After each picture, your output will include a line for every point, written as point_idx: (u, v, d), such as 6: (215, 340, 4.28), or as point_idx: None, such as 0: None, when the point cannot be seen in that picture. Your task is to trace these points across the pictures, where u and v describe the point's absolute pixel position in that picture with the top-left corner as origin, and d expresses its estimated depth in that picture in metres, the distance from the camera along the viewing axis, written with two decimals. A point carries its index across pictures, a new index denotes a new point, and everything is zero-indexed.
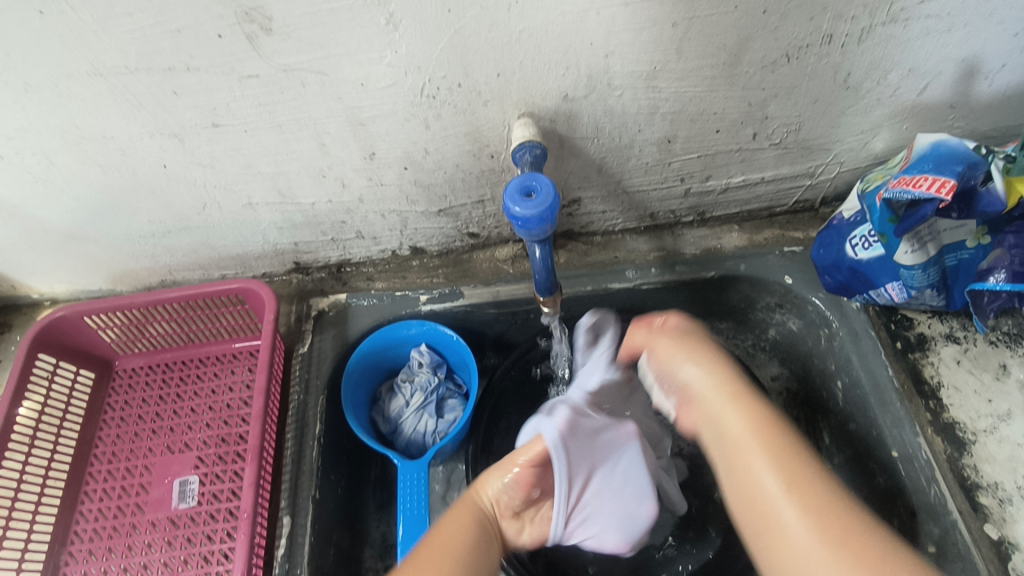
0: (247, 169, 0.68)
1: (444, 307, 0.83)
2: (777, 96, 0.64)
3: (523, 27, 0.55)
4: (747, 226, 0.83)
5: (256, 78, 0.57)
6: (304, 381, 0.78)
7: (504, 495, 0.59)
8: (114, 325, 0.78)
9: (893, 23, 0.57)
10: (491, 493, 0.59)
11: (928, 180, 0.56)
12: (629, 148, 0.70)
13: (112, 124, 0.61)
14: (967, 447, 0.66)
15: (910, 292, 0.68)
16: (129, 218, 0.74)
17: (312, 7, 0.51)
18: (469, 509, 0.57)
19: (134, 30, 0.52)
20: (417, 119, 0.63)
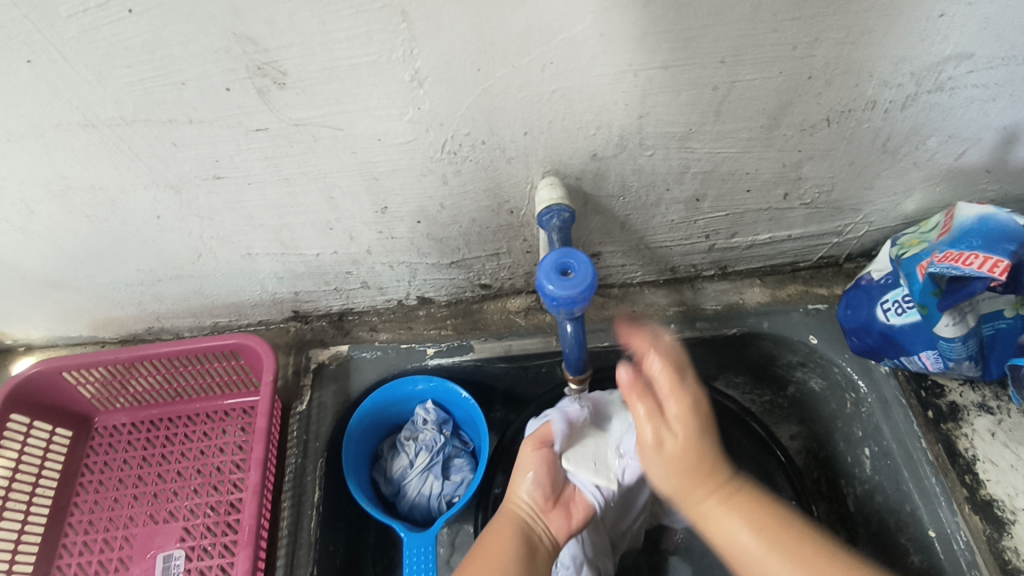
0: (248, 221, 0.64)
1: (453, 361, 0.78)
2: (812, 157, 0.61)
3: (555, 87, 0.51)
4: (770, 281, 0.80)
5: (265, 132, 0.53)
6: (302, 442, 0.73)
7: (537, 491, 0.59)
8: (94, 380, 0.72)
9: (939, 91, 0.55)
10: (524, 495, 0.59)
11: (978, 258, 0.53)
12: (655, 207, 0.67)
13: (103, 175, 0.56)
14: (1005, 527, 0.63)
15: (946, 362, 0.65)
16: (117, 266, 0.69)
17: (330, 63, 0.47)
18: (510, 520, 0.57)
19: (133, 82, 0.47)
20: (435, 175, 0.59)
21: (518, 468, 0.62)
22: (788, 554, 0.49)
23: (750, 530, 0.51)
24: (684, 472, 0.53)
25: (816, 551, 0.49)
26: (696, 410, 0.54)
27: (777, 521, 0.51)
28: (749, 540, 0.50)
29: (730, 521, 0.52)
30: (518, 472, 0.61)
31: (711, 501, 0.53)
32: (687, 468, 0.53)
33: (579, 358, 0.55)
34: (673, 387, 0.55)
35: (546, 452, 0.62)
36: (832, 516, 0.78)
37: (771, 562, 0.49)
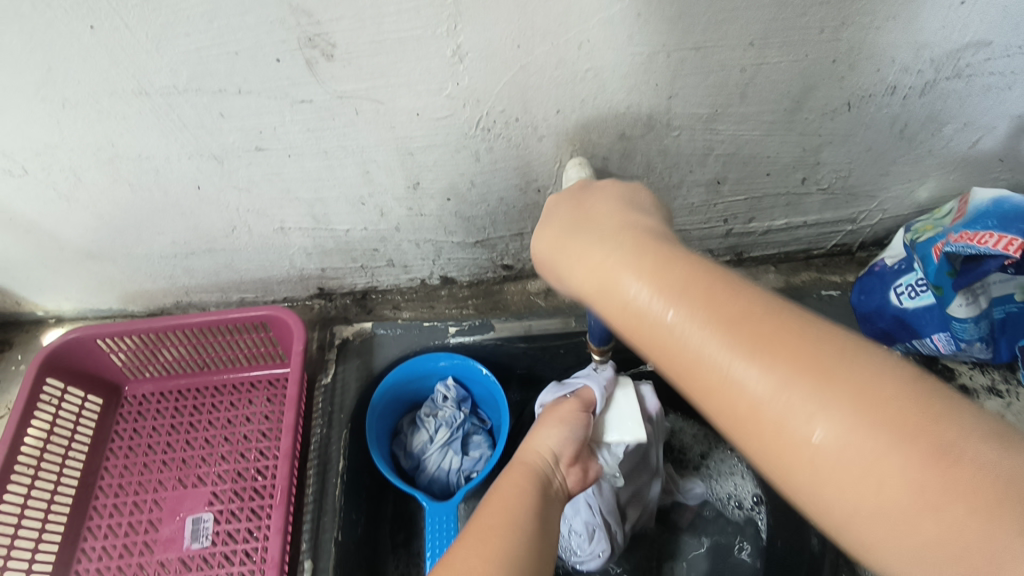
0: (284, 194, 0.66)
1: (474, 340, 0.80)
2: (832, 142, 0.64)
3: (590, 66, 0.53)
4: (784, 268, 0.83)
5: (309, 104, 0.55)
6: (327, 414, 0.75)
7: (560, 446, 0.59)
8: (126, 349, 0.74)
9: (957, 78, 0.57)
10: (545, 448, 0.59)
11: (994, 237, 0.55)
12: (677, 188, 0.69)
13: (150, 143, 0.58)
14: None
15: (958, 344, 0.67)
16: (153, 238, 0.71)
17: (378, 36, 0.49)
18: (530, 466, 0.56)
19: (189, 51, 0.50)
20: (468, 151, 0.61)
21: (542, 426, 0.62)
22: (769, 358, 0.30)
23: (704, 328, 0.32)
24: (621, 253, 0.37)
25: (768, 321, 0.31)
26: (611, 241, 0.39)
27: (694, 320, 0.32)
28: (677, 317, 0.33)
29: (614, 271, 0.37)
30: (540, 431, 0.61)
31: (670, 318, 0.33)
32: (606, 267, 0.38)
33: None
34: (657, 232, 0.40)
35: (576, 413, 0.62)
36: None
37: (699, 376, 0.32)
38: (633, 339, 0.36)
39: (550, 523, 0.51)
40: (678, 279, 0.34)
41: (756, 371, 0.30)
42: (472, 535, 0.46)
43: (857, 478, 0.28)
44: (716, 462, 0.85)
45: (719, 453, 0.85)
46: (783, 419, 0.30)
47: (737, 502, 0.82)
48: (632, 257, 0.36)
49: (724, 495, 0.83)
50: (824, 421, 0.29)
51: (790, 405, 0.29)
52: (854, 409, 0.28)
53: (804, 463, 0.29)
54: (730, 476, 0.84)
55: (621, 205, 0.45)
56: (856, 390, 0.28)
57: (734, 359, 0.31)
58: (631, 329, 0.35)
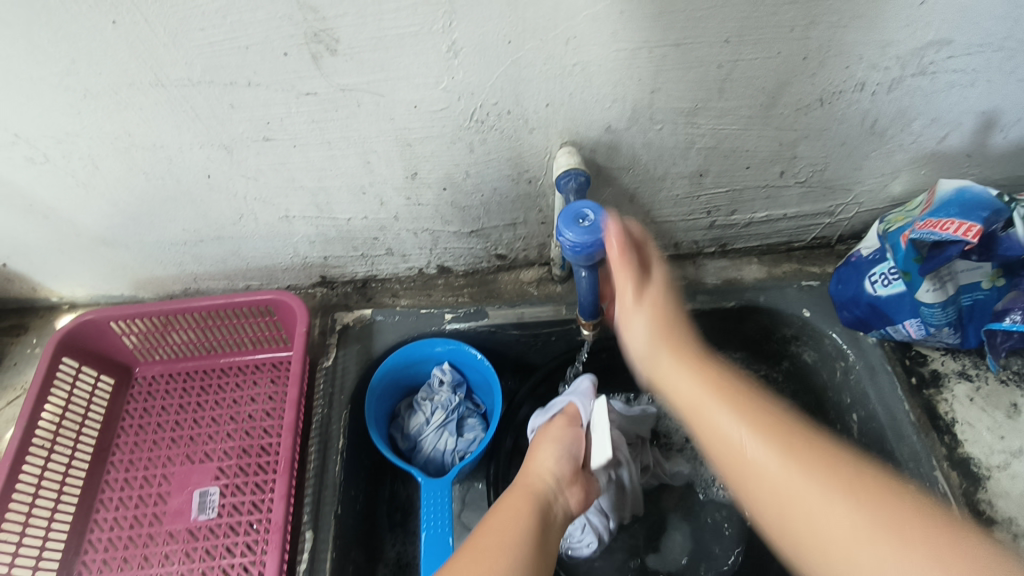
0: (289, 183, 0.69)
1: (469, 326, 0.83)
2: (807, 137, 0.67)
3: (577, 61, 0.57)
4: (767, 260, 0.86)
5: (315, 96, 0.59)
6: (327, 395, 0.78)
7: (557, 468, 0.65)
8: (137, 331, 0.78)
9: (921, 75, 0.61)
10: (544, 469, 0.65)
11: (955, 224, 0.59)
12: (662, 180, 0.72)
13: (165, 133, 0.62)
14: (982, 482, 0.68)
15: (928, 330, 0.71)
16: (164, 225, 0.74)
17: (379, 32, 0.53)
18: (528, 493, 0.61)
19: (204, 45, 0.54)
20: (463, 142, 0.65)
21: (540, 443, 0.68)
22: (799, 463, 0.48)
23: (753, 426, 0.50)
24: (670, 348, 0.55)
25: (847, 480, 0.46)
26: (656, 328, 0.56)
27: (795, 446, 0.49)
28: (764, 458, 0.49)
29: (656, 355, 0.55)
30: (538, 450, 0.67)
31: (762, 460, 0.49)
32: (678, 345, 0.55)
33: (588, 305, 0.59)
34: (697, 354, 0.55)
35: (569, 432, 0.69)
36: None
37: (742, 468, 0.50)
38: (690, 415, 0.53)
39: (545, 552, 0.56)
40: (717, 382, 0.53)
41: (752, 439, 0.50)
42: (467, 555, 0.53)
43: (793, 510, 0.47)
44: (699, 445, 0.89)
45: None
46: (786, 505, 0.47)
47: (720, 484, 0.86)
48: (694, 376, 0.54)
49: (708, 476, 0.87)
50: (841, 519, 0.44)
51: (783, 482, 0.47)
52: (880, 527, 0.43)
53: (770, 489, 0.48)
54: (712, 459, 0.88)
55: (632, 273, 0.54)
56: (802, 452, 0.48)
57: (773, 459, 0.48)
58: (690, 405, 0.53)
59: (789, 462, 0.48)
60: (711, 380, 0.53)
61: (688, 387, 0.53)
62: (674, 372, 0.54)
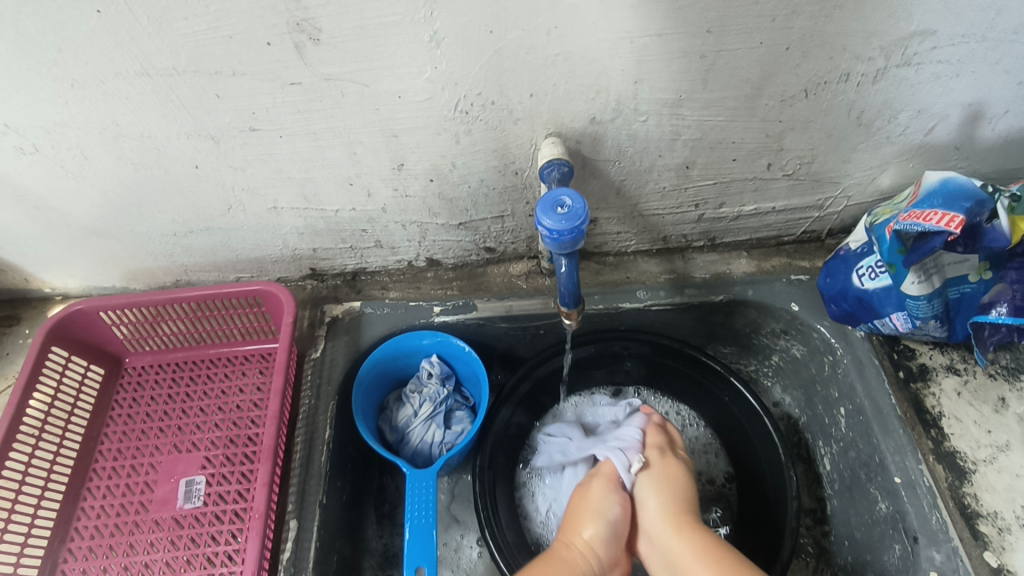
0: (277, 174, 0.70)
1: (458, 319, 0.83)
2: (793, 129, 0.67)
3: (559, 51, 0.57)
4: (755, 254, 0.86)
5: (299, 85, 0.59)
6: (315, 386, 0.78)
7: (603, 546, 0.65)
8: (127, 322, 0.78)
9: (906, 66, 0.61)
10: (589, 541, 0.65)
11: (937, 215, 0.58)
12: (648, 172, 0.72)
13: (152, 123, 0.62)
14: (968, 476, 0.68)
15: (914, 322, 0.70)
16: (153, 216, 0.75)
17: (361, 21, 0.53)
18: (574, 565, 0.62)
19: (188, 34, 0.54)
20: (448, 133, 0.65)
21: (591, 509, 0.67)
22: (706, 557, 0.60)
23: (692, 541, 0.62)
24: (665, 487, 0.68)
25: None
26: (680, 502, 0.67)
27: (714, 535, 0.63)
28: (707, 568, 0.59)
29: (643, 492, 0.68)
30: (582, 513, 0.67)
31: None
32: (680, 492, 0.68)
33: (569, 294, 0.59)
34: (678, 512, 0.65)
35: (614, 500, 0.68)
36: (810, 476, 0.83)
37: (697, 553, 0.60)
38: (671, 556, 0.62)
39: None
40: (681, 503, 0.66)
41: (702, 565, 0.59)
42: None
43: None
44: (690, 439, 0.90)
45: (693, 430, 0.91)
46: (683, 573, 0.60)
47: (709, 478, 0.88)
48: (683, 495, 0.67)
49: (698, 471, 0.88)
50: None
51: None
52: None
53: None
54: (704, 454, 0.89)
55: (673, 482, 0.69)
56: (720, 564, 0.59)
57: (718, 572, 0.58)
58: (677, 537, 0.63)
59: (704, 560, 0.59)
60: (679, 507, 0.66)
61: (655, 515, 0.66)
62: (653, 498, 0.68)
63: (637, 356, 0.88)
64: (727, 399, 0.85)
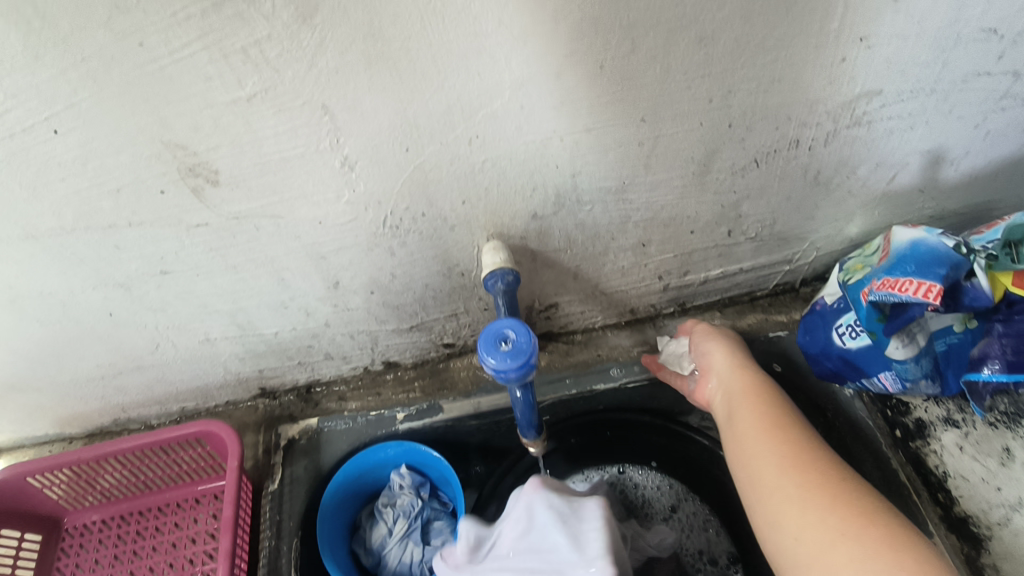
0: (202, 309, 0.64)
1: (423, 423, 0.78)
2: (748, 196, 0.63)
3: (485, 158, 0.52)
4: (729, 313, 0.82)
5: (206, 226, 0.54)
6: (275, 524, 0.71)
7: None
8: (61, 482, 0.71)
9: (857, 125, 0.57)
10: None
11: (913, 284, 0.54)
12: (604, 255, 0.68)
13: (50, 281, 0.56)
14: (982, 544, 0.62)
15: (905, 383, 0.66)
16: (75, 364, 0.68)
17: (260, 158, 0.48)
18: None
19: (69, 194, 0.48)
20: (381, 248, 0.60)
21: None
22: (776, 436, 0.53)
23: (765, 421, 0.55)
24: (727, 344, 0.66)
25: (810, 473, 0.49)
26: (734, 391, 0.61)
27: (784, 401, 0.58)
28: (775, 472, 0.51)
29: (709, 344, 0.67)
30: None
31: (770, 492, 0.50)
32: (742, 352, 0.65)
33: (528, 423, 0.54)
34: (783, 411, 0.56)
35: None
36: None
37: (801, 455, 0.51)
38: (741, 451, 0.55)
39: None
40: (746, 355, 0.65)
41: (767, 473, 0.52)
42: None
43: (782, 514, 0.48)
44: (687, 516, 0.80)
45: (689, 505, 0.81)
46: (751, 465, 0.53)
47: (711, 559, 0.78)
48: (745, 352, 0.65)
49: (700, 552, 0.78)
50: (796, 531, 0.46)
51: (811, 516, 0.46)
52: (803, 481, 0.49)
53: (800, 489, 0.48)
54: (704, 532, 0.79)
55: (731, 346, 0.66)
56: (810, 468, 0.49)
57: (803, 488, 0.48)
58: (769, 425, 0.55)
59: (774, 428, 0.54)
60: (744, 359, 0.64)
61: (723, 365, 0.64)
62: (715, 346, 0.67)
63: (624, 438, 0.82)
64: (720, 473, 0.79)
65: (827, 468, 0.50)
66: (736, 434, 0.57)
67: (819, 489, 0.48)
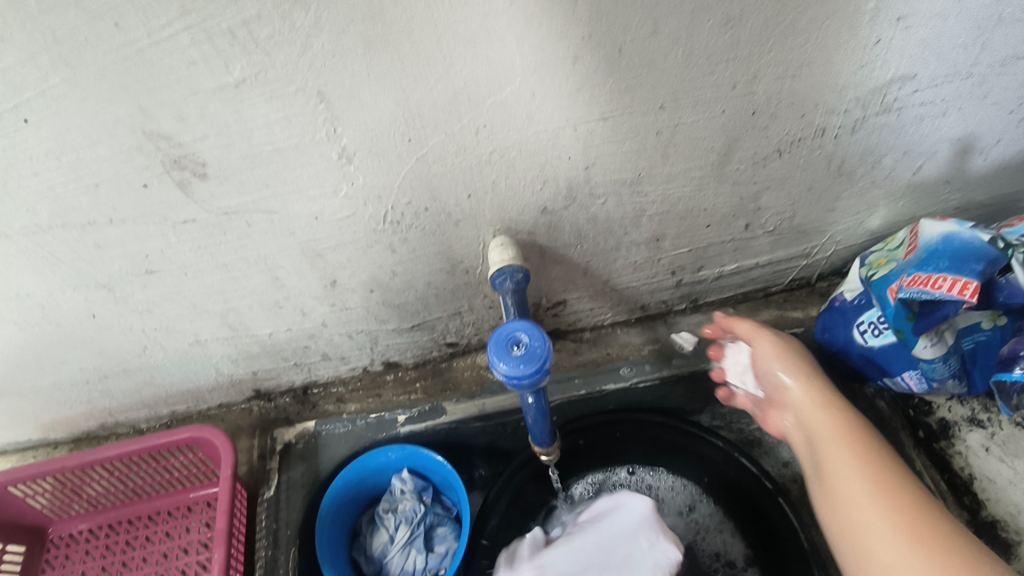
0: (191, 310, 0.60)
1: (426, 426, 0.74)
2: (769, 188, 0.60)
3: (493, 148, 0.49)
4: (743, 309, 0.79)
5: (193, 223, 0.50)
6: (272, 533, 0.68)
7: None
8: (44, 491, 0.67)
9: (887, 112, 0.53)
10: None
11: (948, 281, 0.51)
12: (615, 250, 0.64)
13: (27, 282, 0.53)
14: (1011, 550, 0.60)
15: (930, 383, 0.63)
16: (57, 368, 0.65)
17: (251, 149, 0.45)
18: None
19: (42, 190, 0.44)
20: (382, 245, 0.57)
21: None
22: (882, 492, 0.48)
23: (864, 473, 0.50)
24: (794, 363, 0.59)
25: (920, 541, 0.44)
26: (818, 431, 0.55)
27: (883, 446, 0.52)
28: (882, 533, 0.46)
29: (772, 363, 0.60)
30: None
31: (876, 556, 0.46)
32: (813, 375, 0.58)
33: (543, 429, 0.52)
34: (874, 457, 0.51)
35: None
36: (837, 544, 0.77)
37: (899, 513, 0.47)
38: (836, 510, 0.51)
39: None
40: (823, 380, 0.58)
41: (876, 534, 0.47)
42: None
43: None
44: (703, 517, 0.80)
45: (703, 506, 0.81)
46: (858, 527, 0.48)
47: (727, 561, 0.78)
48: (822, 376, 0.58)
49: (716, 552, 0.79)
50: None
51: None
52: (914, 546, 0.44)
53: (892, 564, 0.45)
54: (719, 533, 0.79)
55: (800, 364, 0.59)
56: (933, 543, 0.44)
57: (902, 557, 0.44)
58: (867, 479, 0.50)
59: (870, 478, 0.50)
60: (825, 390, 0.57)
61: (803, 399, 0.57)
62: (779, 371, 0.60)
63: (635, 435, 0.79)
64: (734, 475, 0.76)
65: (952, 539, 0.44)
66: (830, 490, 0.52)
67: (931, 554, 0.43)
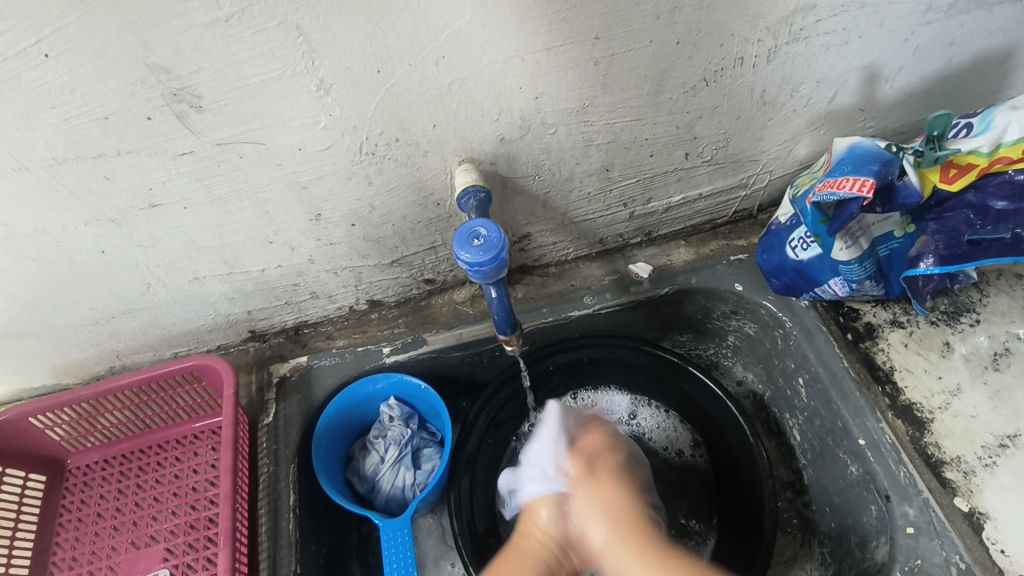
0: (190, 245, 0.67)
1: (409, 356, 0.82)
2: (701, 117, 0.68)
3: (452, 80, 0.56)
4: (693, 240, 0.87)
5: (191, 155, 0.57)
6: (273, 452, 0.75)
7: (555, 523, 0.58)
8: (63, 422, 0.74)
9: (796, 42, 0.62)
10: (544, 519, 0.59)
11: (850, 181, 0.59)
12: (570, 181, 0.72)
13: (44, 217, 0.59)
14: (925, 426, 0.69)
15: (851, 286, 0.71)
16: (70, 307, 0.71)
17: (239, 82, 0.51)
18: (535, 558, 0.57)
19: (59, 122, 0.51)
20: (359, 176, 0.64)
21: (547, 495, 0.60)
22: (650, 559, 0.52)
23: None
24: (586, 473, 0.60)
25: None
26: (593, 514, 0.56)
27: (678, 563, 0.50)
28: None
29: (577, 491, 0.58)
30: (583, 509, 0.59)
31: None
32: (617, 506, 0.57)
33: (504, 322, 0.60)
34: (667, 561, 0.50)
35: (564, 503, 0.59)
36: (783, 449, 0.84)
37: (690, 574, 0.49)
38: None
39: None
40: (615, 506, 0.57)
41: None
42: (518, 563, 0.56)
43: None
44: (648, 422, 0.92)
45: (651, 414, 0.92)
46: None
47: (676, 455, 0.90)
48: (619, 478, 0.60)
49: (663, 447, 0.90)
50: None
51: None
52: None
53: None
54: (665, 435, 0.91)
55: (608, 471, 0.61)
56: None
57: None
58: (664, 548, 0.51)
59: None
60: (604, 490, 0.58)
61: (599, 491, 0.58)
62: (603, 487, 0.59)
63: (600, 360, 0.87)
64: (688, 387, 0.85)
65: None
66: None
67: None
